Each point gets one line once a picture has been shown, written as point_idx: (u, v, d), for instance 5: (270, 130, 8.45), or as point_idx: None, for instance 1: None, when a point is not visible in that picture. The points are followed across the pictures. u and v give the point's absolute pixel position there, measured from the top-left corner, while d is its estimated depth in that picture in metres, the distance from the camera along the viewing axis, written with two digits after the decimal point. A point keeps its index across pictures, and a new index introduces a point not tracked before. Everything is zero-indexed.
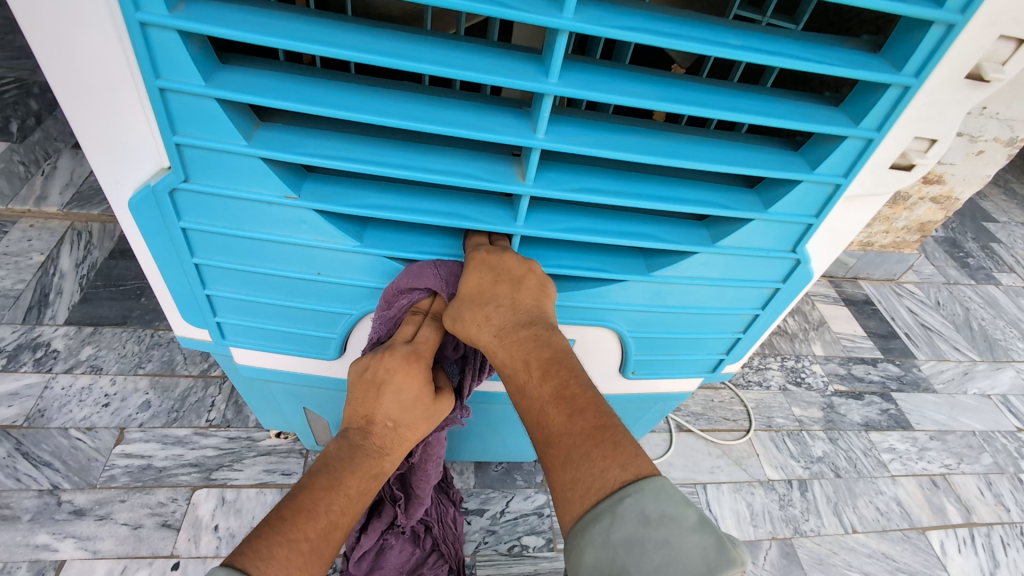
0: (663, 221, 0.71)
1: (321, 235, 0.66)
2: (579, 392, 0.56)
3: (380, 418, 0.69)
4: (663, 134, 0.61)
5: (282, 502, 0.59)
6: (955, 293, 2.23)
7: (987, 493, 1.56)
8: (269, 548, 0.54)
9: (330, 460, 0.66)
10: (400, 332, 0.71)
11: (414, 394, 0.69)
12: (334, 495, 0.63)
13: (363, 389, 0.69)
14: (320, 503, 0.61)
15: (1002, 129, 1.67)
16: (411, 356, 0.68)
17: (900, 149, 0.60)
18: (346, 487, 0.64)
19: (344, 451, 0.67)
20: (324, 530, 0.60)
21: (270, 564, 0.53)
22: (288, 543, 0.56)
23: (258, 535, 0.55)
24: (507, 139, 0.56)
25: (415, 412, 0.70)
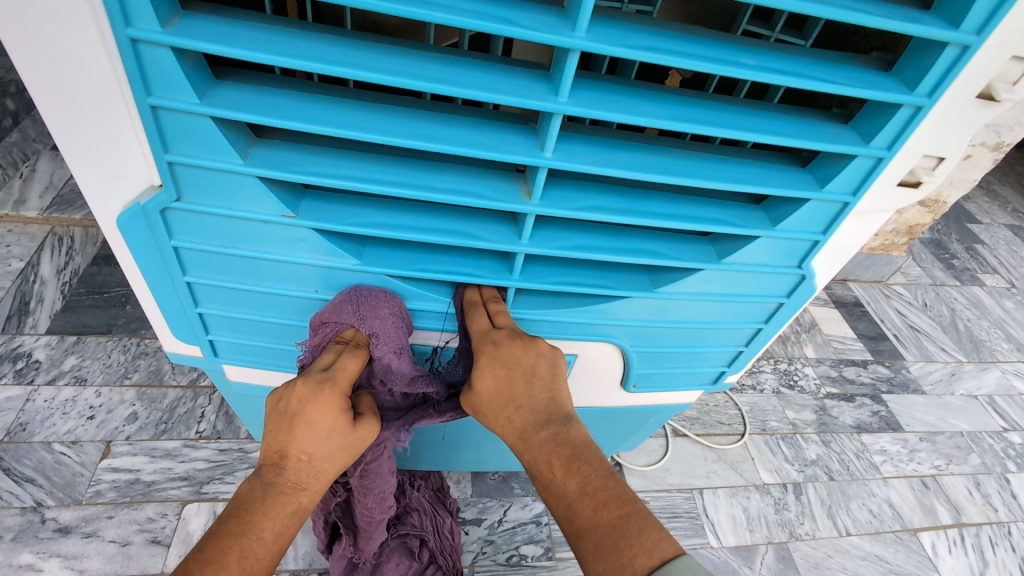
0: (668, 238, 0.70)
1: (320, 254, 0.64)
2: (601, 484, 0.57)
3: (295, 452, 0.63)
4: (671, 152, 0.60)
5: (188, 555, 0.54)
6: (942, 295, 2.26)
7: (976, 493, 1.59)
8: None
9: (239, 503, 0.60)
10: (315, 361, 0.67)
11: (331, 424, 0.64)
12: (246, 540, 0.57)
13: (275, 423, 0.64)
14: (228, 550, 0.56)
15: (989, 134, 1.69)
16: (324, 383, 0.64)
17: (909, 166, 0.60)
18: (258, 529, 0.59)
19: (256, 490, 0.61)
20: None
21: None
22: None
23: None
24: (514, 157, 0.55)
25: (335, 441, 0.65)
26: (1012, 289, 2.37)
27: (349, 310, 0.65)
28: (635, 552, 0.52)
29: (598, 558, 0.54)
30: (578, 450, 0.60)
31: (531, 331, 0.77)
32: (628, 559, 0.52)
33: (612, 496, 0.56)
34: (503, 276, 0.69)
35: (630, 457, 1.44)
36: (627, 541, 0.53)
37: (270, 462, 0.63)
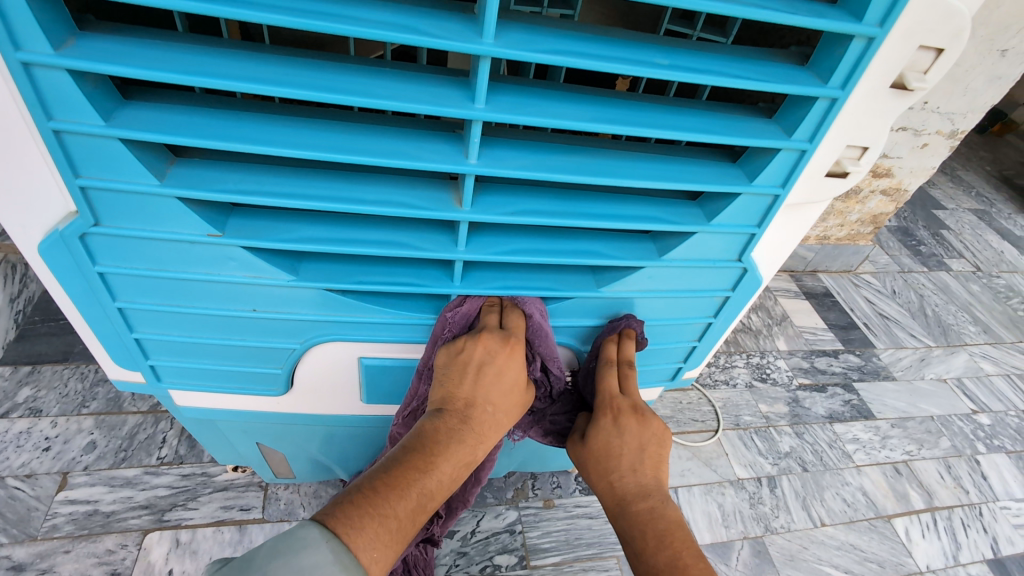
0: (609, 238, 0.69)
1: (251, 272, 0.62)
2: (693, 560, 0.63)
3: (473, 409, 0.68)
4: (602, 152, 0.60)
5: (375, 474, 0.59)
6: (910, 282, 2.29)
7: (947, 476, 1.61)
8: (360, 517, 0.54)
9: (423, 439, 0.63)
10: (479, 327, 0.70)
11: (511, 380, 0.70)
12: (426, 477, 0.60)
13: (456, 379, 0.68)
14: (412, 481, 0.59)
15: (944, 122, 1.73)
16: (507, 357, 0.69)
17: (833, 157, 0.60)
18: (438, 468, 0.62)
19: (437, 430, 0.65)
20: (412, 510, 0.58)
21: (359, 536, 0.53)
22: (378, 518, 0.55)
23: (339, 503, 0.55)
24: (437, 166, 0.54)
25: (516, 390, 0.72)
26: (978, 273, 2.42)
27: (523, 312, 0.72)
28: None
29: None
30: (671, 530, 0.67)
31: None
32: None
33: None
34: (445, 283, 0.68)
35: None
36: None
37: (446, 405, 0.67)
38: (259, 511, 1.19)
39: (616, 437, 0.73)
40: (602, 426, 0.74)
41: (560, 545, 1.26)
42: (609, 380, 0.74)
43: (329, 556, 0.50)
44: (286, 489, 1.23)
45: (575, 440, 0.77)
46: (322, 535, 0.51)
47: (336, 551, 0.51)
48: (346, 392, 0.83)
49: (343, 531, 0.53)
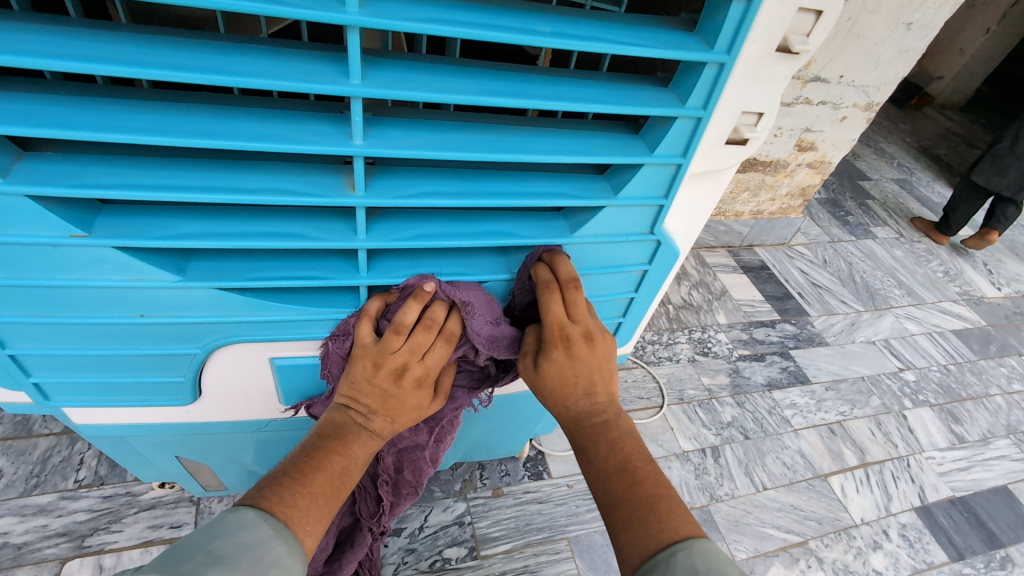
0: (520, 217, 0.68)
1: (131, 274, 0.57)
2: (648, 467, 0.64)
3: (384, 414, 0.68)
4: (499, 129, 0.58)
5: (298, 459, 0.62)
6: (840, 250, 2.40)
7: (878, 432, 1.69)
8: (292, 496, 0.58)
9: (335, 432, 0.65)
10: (407, 346, 0.64)
11: (416, 401, 0.69)
12: (341, 458, 0.64)
13: (365, 390, 0.66)
14: (331, 462, 0.63)
15: (859, 95, 1.81)
16: (417, 384, 0.67)
17: (730, 124, 0.60)
18: (348, 459, 0.65)
19: (348, 425, 0.66)
20: (334, 488, 0.63)
21: (293, 511, 0.57)
22: (307, 494, 0.59)
23: (276, 486, 0.58)
24: (320, 148, 0.51)
25: (416, 416, 0.71)
26: (901, 239, 2.55)
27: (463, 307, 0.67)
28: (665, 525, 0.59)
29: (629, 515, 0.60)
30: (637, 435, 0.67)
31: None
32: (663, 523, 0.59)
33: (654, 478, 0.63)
34: (351, 274, 0.65)
35: (552, 444, 1.43)
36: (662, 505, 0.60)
37: (354, 403, 0.67)
38: (191, 527, 1.13)
39: (582, 369, 0.65)
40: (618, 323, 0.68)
41: (510, 532, 1.25)
42: (580, 306, 0.65)
43: (268, 531, 0.54)
44: (220, 502, 1.18)
45: (527, 357, 0.68)
46: (258, 516, 0.54)
47: (275, 527, 0.54)
48: (263, 395, 0.79)
49: (279, 510, 0.56)
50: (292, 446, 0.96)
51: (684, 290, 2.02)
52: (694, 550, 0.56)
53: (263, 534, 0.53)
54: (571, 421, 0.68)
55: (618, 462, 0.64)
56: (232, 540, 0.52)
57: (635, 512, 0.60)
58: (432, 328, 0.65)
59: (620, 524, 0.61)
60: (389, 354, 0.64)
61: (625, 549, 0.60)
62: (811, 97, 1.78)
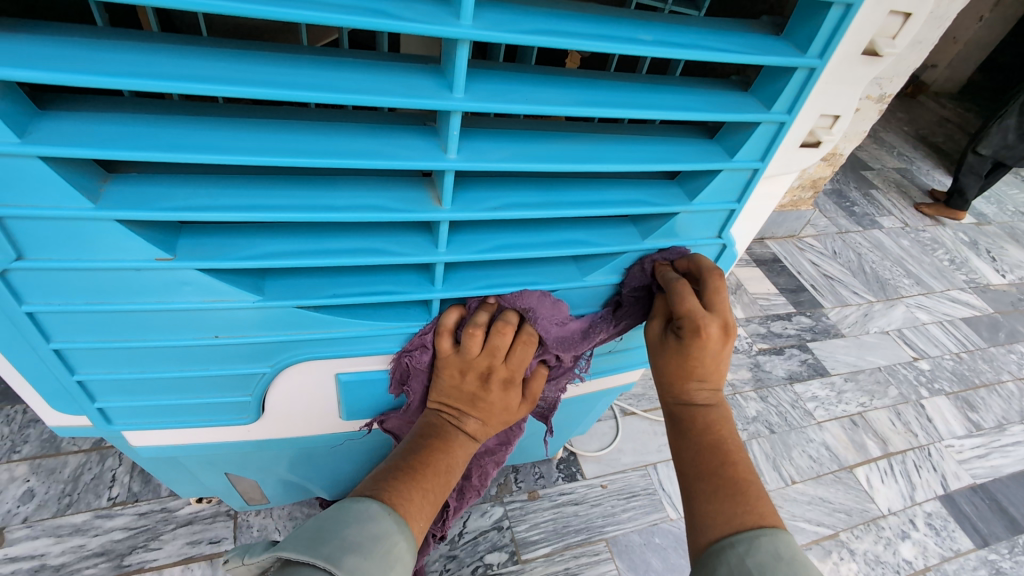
0: (591, 225, 0.67)
1: (211, 296, 0.55)
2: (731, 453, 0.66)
3: (476, 414, 0.71)
4: (583, 138, 0.57)
5: (404, 458, 0.67)
6: (849, 241, 2.42)
7: (898, 422, 1.71)
8: (407, 492, 0.64)
9: (435, 433, 0.70)
10: (485, 351, 0.65)
11: (507, 400, 0.71)
12: (445, 456, 0.69)
13: (455, 395, 0.70)
14: (438, 459, 0.68)
15: (873, 87, 1.82)
16: (502, 386, 0.69)
17: (807, 127, 0.60)
18: (449, 458, 0.69)
19: (445, 425, 0.71)
20: (439, 484, 0.68)
21: (409, 505, 0.63)
22: (420, 490, 0.65)
23: (393, 482, 0.64)
24: (413, 163, 0.50)
25: (511, 414, 0.74)
26: (907, 228, 2.58)
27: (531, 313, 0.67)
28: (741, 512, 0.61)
29: (710, 499, 0.63)
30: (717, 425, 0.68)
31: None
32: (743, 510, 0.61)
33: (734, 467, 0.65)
34: (427, 288, 0.63)
35: (583, 444, 1.43)
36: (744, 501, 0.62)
37: (449, 405, 0.71)
38: (231, 542, 1.11)
39: (714, 359, 0.64)
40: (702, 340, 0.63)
41: (549, 535, 1.25)
42: (690, 302, 0.62)
43: (392, 524, 0.59)
44: (258, 515, 1.16)
45: (654, 323, 0.68)
46: (382, 509, 0.60)
47: (397, 520, 0.60)
48: (324, 411, 0.76)
49: (397, 504, 0.62)
50: (343, 458, 0.95)
51: None
52: (775, 537, 0.59)
53: (388, 526, 0.58)
54: (676, 397, 0.69)
55: (710, 440, 0.67)
56: (364, 529, 0.57)
57: (720, 488, 0.63)
58: (505, 330, 0.64)
59: (705, 496, 0.64)
60: (472, 359, 0.66)
61: (700, 517, 0.63)
62: None
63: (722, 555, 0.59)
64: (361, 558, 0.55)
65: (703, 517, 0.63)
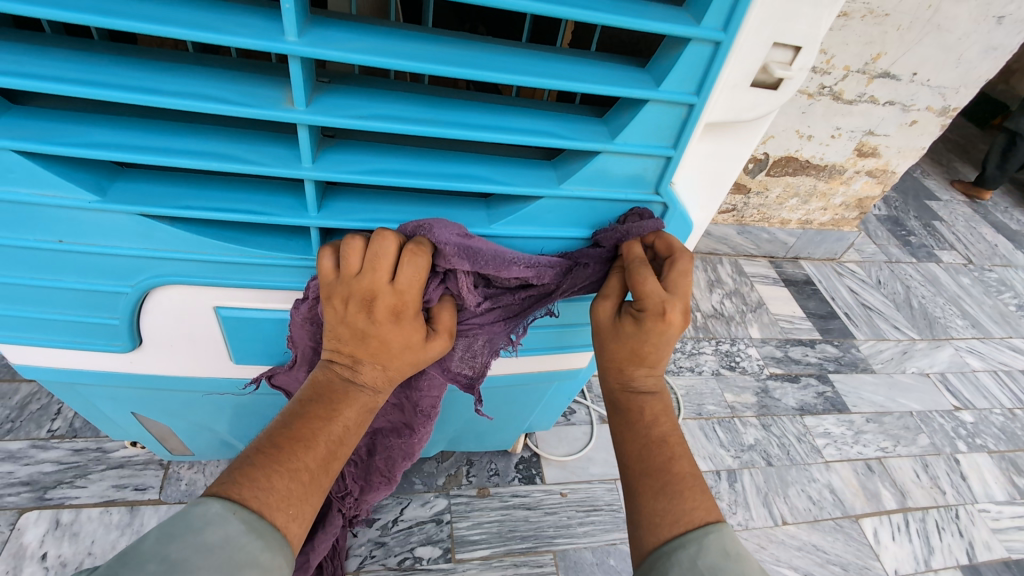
0: (501, 163, 0.57)
1: (42, 188, 0.50)
2: (678, 442, 0.59)
3: (371, 362, 0.57)
4: (473, 45, 0.48)
5: (274, 431, 0.53)
6: (897, 272, 2.17)
7: (923, 475, 1.49)
8: (267, 478, 0.49)
9: (319, 392, 0.56)
10: (366, 269, 0.52)
11: (411, 340, 0.56)
12: (331, 425, 0.55)
13: (344, 332, 0.56)
14: (317, 429, 0.54)
15: (934, 97, 1.61)
16: (401, 318, 0.55)
17: (758, 60, 0.48)
18: (337, 420, 0.55)
19: (333, 382, 0.57)
20: (323, 460, 0.53)
21: (271, 494, 0.49)
22: (289, 473, 0.50)
23: (243, 470, 0.49)
24: (242, 41, 0.42)
25: (425, 356, 0.59)
26: (969, 266, 2.30)
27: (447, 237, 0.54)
28: (697, 504, 0.54)
29: (654, 496, 0.55)
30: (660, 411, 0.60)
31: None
32: (695, 507, 0.54)
33: (680, 453, 0.58)
34: (299, 213, 0.55)
35: (550, 447, 1.31)
36: (698, 494, 0.55)
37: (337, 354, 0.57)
38: (155, 492, 1.07)
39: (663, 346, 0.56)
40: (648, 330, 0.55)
41: (491, 538, 1.15)
42: (650, 283, 0.54)
43: (239, 526, 0.46)
44: (189, 469, 1.12)
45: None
46: (226, 509, 0.47)
47: (246, 522, 0.47)
48: (213, 349, 0.69)
49: (249, 496, 0.48)
50: (261, 416, 0.87)
51: (715, 298, 1.86)
52: (724, 535, 0.53)
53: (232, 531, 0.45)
54: (620, 381, 0.60)
55: (658, 433, 0.59)
56: (192, 542, 0.44)
57: (669, 484, 0.56)
58: (386, 236, 0.52)
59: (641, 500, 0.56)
60: (353, 281, 0.53)
61: (643, 521, 0.55)
62: (877, 96, 1.59)
63: (674, 555, 0.51)
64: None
65: (641, 514, 0.56)
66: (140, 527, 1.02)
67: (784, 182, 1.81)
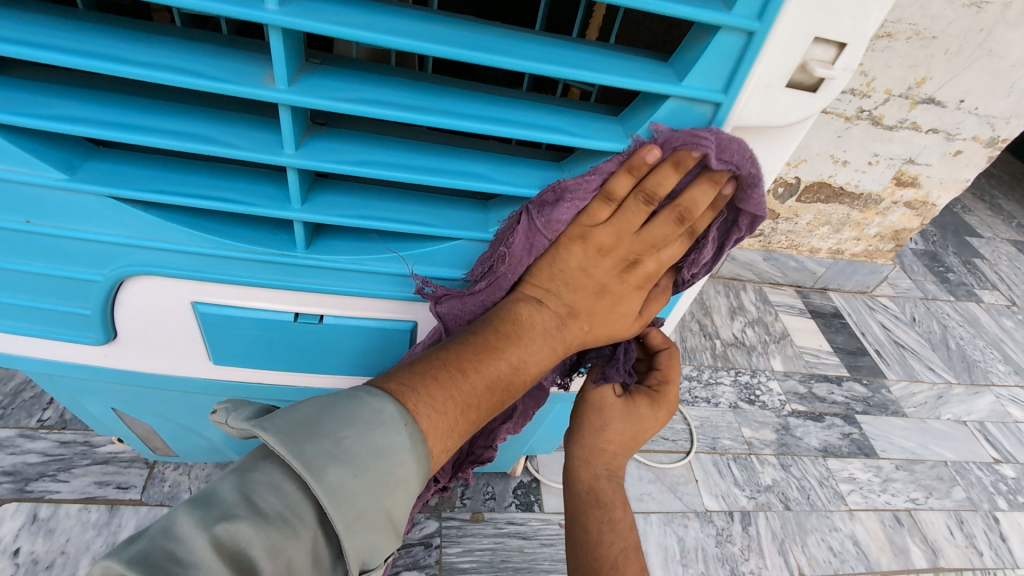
0: (505, 162, 0.52)
1: (6, 162, 0.46)
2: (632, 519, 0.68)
3: (584, 317, 0.57)
4: (477, 27, 0.44)
5: (455, 349, 0.51)
6: (933, 310, 2.05)
7: (958, 533, 1.37)
8: (442, 401, 0.47)
9: (507, 320, 0.54)
10: (647, 231, 0.52)
11: (623, 305, 0.57)
12: (508, 360, 0.52)
13: (575, 279, 0.55)
14: (493, 364, 0.51)
15: (982, 126, 1.52)
16: (642, 285, 0.56)
17: (795, 57, 0.42)
18: (512, 356, 0.53)
19: (526, 314, 0.54)
20: (488, 395, 0.51)
21: (439, 414, 0.46)
22: (457, 398, 0.48)
23: (414, 374, 0.48)
24: (217, 7, 0.38)
25: (620, 330, 0.59)
26: (1013, 308, 2.16)
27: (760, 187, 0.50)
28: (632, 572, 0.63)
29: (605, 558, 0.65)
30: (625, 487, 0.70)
31: (349, 285, 0.57)
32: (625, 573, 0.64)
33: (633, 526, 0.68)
34: (280, 205, 0.50)
35: (551, 473, 1.24)
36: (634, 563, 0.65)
37: (552, 292, 0.55)
38: (137, 492, 1.03)
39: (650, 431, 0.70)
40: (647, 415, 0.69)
41: (482, 567, 1.07)
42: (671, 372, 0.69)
43: (406, 439, 0.43)
44: (175, 470, 1.08)
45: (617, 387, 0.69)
46: (400, 415, 0.44)
47: (415, 437, 0.44)
48: (189, 348, 0.64)
49: (423, 413, 0.45)
50: None
51: (736, 326, 1.77)
52: None
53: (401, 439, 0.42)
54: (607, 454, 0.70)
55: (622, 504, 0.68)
56: (361, 439, 0.41)
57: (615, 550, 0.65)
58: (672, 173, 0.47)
59: (580, 532, 0.66)
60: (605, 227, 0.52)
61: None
62: (919, 122, 1.50)
63: None
64: (258, 525, 0.39)
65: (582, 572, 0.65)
66: (116, 528, 0.98)
67: (815, 209, 1.73)
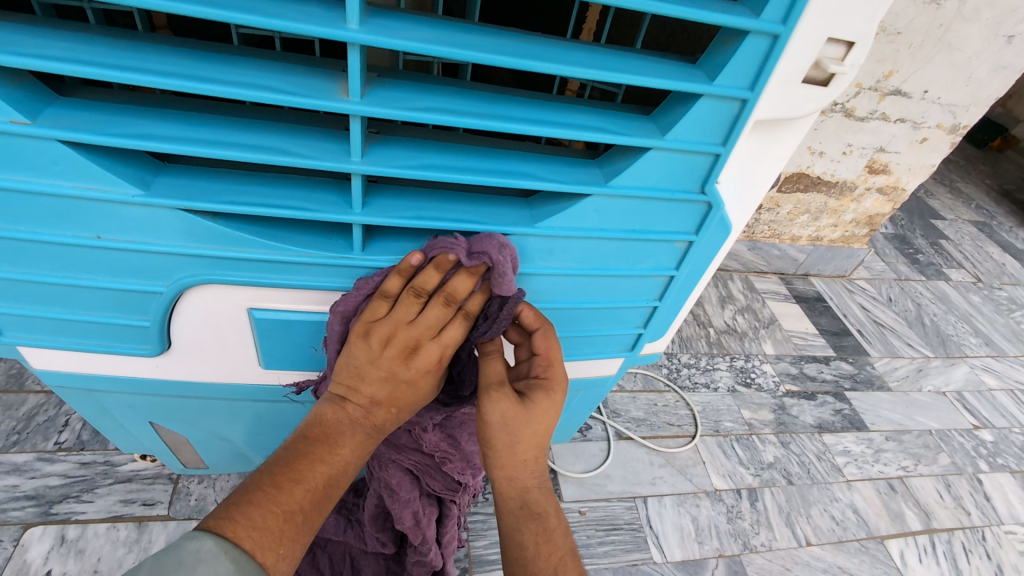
0: (548, 161, 0.56)
1: (85, 182, 0.48)
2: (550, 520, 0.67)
3: (387, 405, 0.64)
4: (529, 39, 0.48)
5: (274, 465, 0.59)
6: (907, 290, 2.17)
7: (947, 496, 1.46)
8: (259, 516, 0.55)
9: (326, 430, 0.62)
10: (423, 318, 0.58)
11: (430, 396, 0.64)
12: (309, 474, 0.60)
13: (358, 381, 0.61)
14: (315, 472, 0.60)
15: (945, 114, 1.62)
16: (431, 369, 0.61)
17: (811, 56, 0.48)
18: (325, 460, 0.61)
19: (332, 423, 0.62)
20: (310, 503, 0.59)
21: (253, 531, 0.54)
22: (275, 510, 0.56)
23: (236, 500, 0.56)
24: (304, 27, 0.41)
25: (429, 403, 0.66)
26: (978, 283, 2.30)
27: (511, 272, 0.56)
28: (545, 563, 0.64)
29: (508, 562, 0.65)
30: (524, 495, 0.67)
31: None
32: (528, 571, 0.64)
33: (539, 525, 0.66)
34: (343, 209, 0.53)
35: (566, 463, 1.28)
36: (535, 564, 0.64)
37: (353, 390, 0.62)
38: (164, 507, 1.04)
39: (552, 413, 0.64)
40: (541, 405, 0.63)
41: None
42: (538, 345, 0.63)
43: (227, 566, 0.50)
44: (199, 484, 1.09)
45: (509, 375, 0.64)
46: (218, 545, 0.51)
47: (238, 560, 0.51)
48: (240, 353, 0.66)
49: (243, 536, 0.53)
50: (282, 424, 0.83)
51: (728, 314, 1.84)
52: None
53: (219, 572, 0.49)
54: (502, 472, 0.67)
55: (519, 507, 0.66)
56: (189, 575, 0.48)
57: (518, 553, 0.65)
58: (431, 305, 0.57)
59: (519, 551, 0.65)
60: (398, 333, 0.58)
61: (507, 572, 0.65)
62: (888, 113, 1.60)
63: None
64: None
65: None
66: (147, 543, 0.99)
67: (795, 199, 1.82)
